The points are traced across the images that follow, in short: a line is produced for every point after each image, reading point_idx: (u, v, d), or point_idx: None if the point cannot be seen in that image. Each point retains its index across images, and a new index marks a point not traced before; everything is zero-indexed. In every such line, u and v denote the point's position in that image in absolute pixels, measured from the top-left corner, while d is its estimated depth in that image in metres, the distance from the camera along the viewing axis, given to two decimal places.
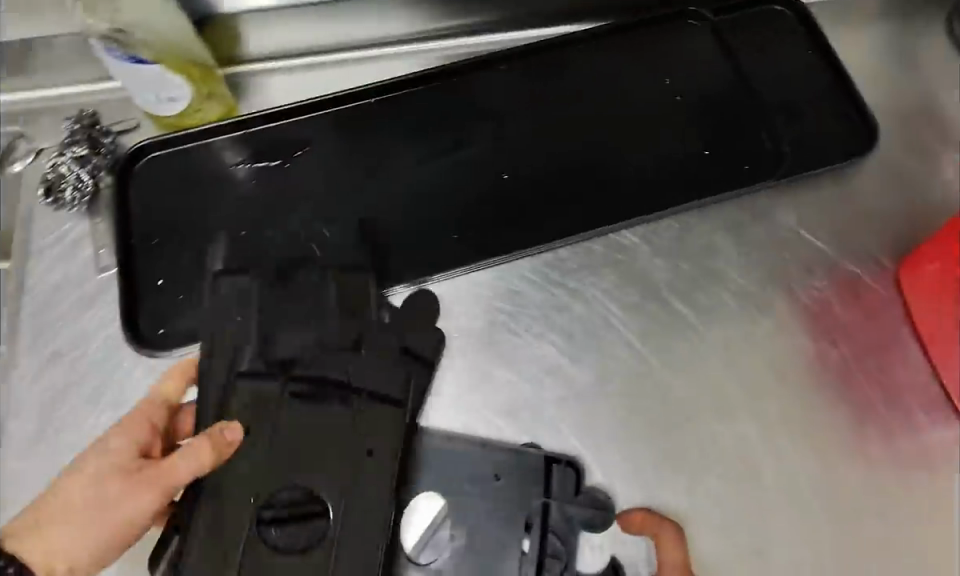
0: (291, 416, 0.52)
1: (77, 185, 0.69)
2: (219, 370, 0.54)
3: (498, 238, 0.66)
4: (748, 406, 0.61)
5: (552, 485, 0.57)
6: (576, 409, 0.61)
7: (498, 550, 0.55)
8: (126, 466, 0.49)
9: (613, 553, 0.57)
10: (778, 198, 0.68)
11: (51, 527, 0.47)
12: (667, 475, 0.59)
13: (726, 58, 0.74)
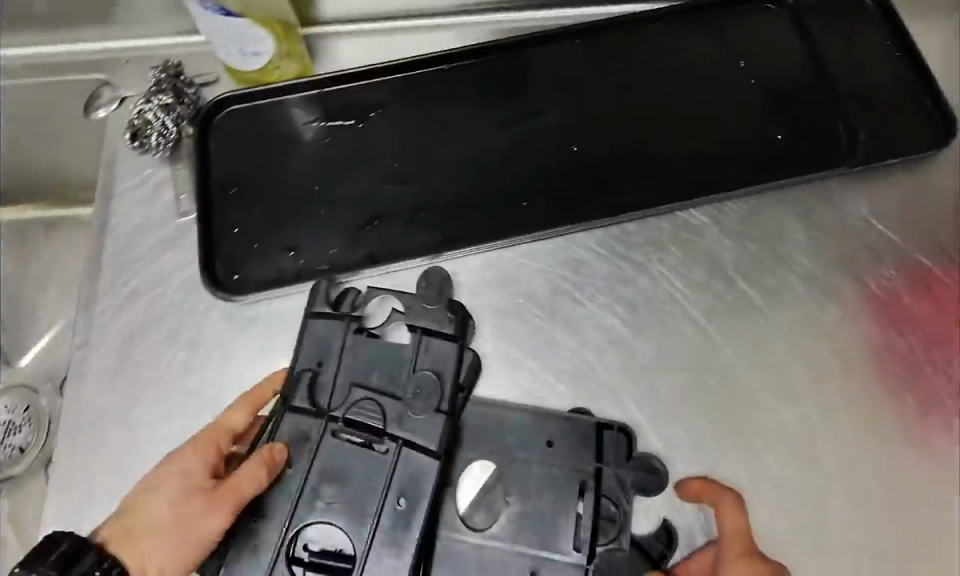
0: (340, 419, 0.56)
1: (162, 131, 0.71)
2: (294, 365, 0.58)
3: (567, 208, 0.67)
4: (807, 391, 0.61)
5: (605, 450, 0.58)
6: (637, 382, 0.61)
7: (553, 510, 0.56)
8: (201, 484, 0.52)
9: (666, 517, 0.57)
10: (851, 186, 0.67)
11: (141, 539, 0.50)
12: (725, 452, 0.59)
13: (802, 43, 0.73)
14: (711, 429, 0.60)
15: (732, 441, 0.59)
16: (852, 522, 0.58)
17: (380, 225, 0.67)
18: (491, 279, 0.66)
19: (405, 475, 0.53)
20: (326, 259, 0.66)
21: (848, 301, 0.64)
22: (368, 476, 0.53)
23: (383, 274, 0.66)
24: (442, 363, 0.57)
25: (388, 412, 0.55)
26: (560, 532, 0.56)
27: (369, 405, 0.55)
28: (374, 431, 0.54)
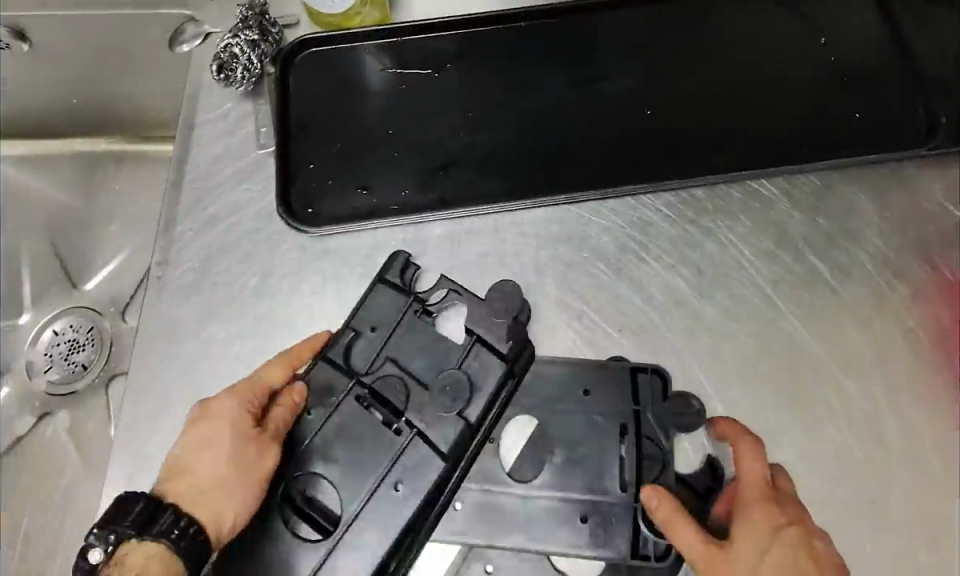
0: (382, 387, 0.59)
1: (247, 67, 0.71)
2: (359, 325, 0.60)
3: (639, 171, 0.67)
4: (869, 366, 0.62)
5: (641, 395, 0.60)
6: (695, 343, 0.63)
7: (598, 454, 0.58)
8: (250, 432, 0.53)
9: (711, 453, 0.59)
10: (930, 170, 0.66)
11: (208, 495, 0.50)
12: (778, 419, 0.60)
13: (885, 23, 0.70)
14: (765, 395, 0.61)
15: (785, 409, 0.60)
16: (898, 499, 0.58)
17: (451, 172, 0.68)
18: (557, 232, 0.67)
19: (409, 464, 0.55)
20: (398, 201, 0.68)
21: (915, 284, 0.64)
22: (379, 451, 0.55)
23: (455, 219, 0.68)
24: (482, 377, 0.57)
25: (413, 398, 0.57)
26: (607, 471, 0.58)
27: (397, 384, 0.57)
28: (393, 411, 0.57)
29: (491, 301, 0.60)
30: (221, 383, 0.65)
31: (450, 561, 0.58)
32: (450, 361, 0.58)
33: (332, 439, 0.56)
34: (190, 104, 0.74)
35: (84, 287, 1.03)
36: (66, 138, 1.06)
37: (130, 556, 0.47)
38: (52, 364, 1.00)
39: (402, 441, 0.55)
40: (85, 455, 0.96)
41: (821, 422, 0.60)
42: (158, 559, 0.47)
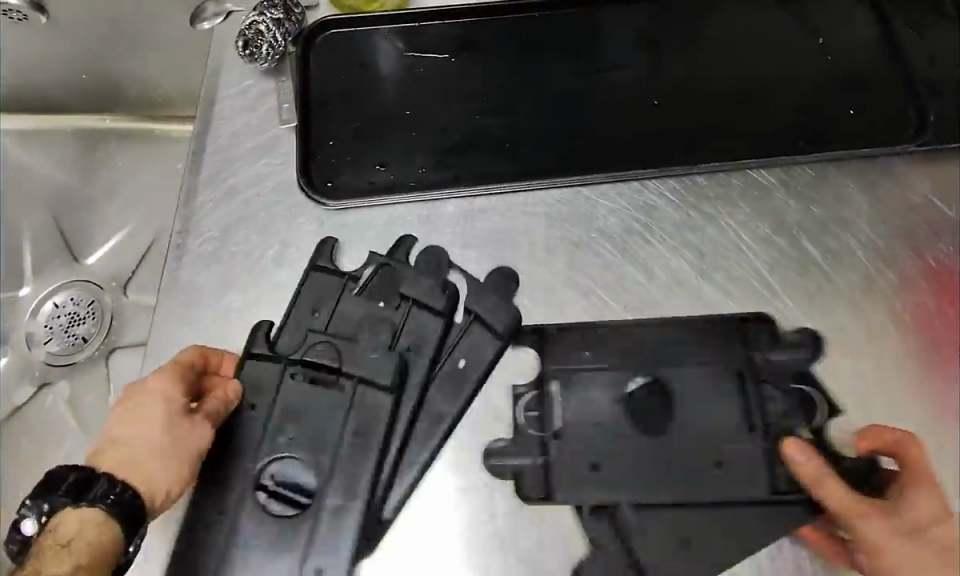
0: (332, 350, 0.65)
1: (272, 43, 0.73)
2: (297, 310, 0.66)
3: (646, 158, 0.71)
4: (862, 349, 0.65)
5: (753, 340, 0.65)
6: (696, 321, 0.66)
7: (719, 399, 0.63)
8: (180, 407, 0.57)
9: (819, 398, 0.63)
10: (918, 165, 0.70)
11: (143, 462, 0.54)
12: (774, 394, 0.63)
13: (879, 27, 0.75)
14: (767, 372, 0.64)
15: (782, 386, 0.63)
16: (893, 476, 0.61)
17: (465, 152, 0.71)
18: (566, 213, 0.70)
19: (359, 410, 0.62)
20: (414, 177, 0.70)
21: (903, 273, 0.68)
22: (328, 412, 0.62)
23: (469, 198, 0.70)
24: (424, 336, 0.65)
25: (346, 354, 0.64)
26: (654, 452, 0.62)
27: (325, 347, 0.64)
28: (330, 371, 0.63)
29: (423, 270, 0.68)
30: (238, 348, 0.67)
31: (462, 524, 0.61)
32: (374, 320, 0.65)
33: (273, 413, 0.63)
34: (211, 80, 0.76)
35: (84, 261, 1.04)
36: (70, 114, 1.07)
37: (65, 523, 0.50)
38: (52, 336, 1.01)
39: (347, 388, 0.63)
40: (84, 425, 0.95)
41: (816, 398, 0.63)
42: (94, 523, 0.50)
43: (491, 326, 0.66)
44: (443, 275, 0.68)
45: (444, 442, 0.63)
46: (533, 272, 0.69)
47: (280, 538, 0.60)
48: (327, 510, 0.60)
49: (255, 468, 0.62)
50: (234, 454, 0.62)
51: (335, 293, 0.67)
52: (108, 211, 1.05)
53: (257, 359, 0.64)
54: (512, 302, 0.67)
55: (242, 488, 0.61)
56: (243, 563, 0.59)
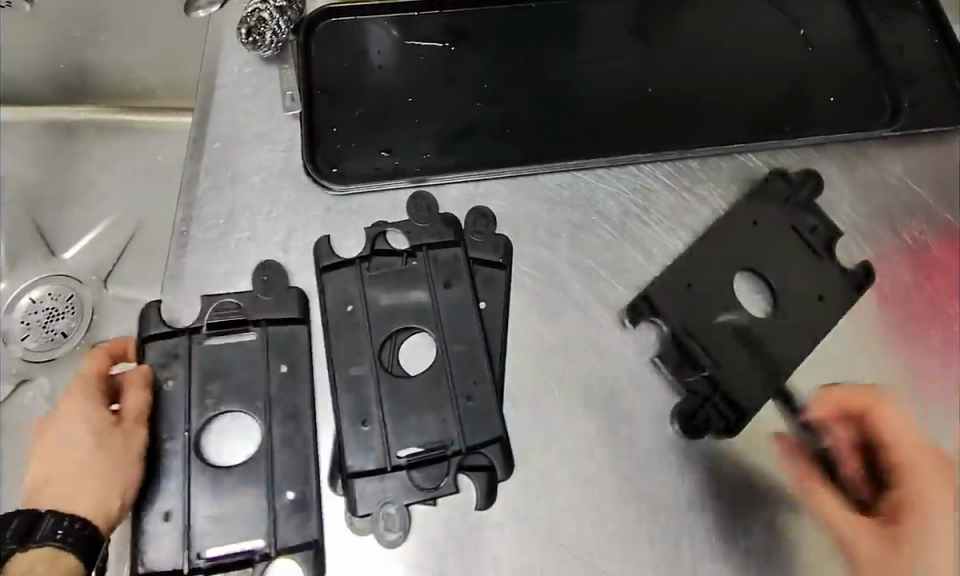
0: (358, 289, 0.66)
1: (275, 32, 0.74)
2: (331, 276, 0.66)
3: (644, 144, 0.73)
4: (860, 326, 0.69)
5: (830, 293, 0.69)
6: (697, 298, 0.68)
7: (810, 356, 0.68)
8: (104, 424, 0.59)
9: (859, 347, 0.69)
10: (891, 150, 0.75)
11: (87, 485, 0.56)
12: (778, 358, 0.67)
13: (854, 22, 0.79)
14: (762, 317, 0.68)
15: (796, 363, 0.67)
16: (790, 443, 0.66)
17: (470, 137, 0.73)
18: (567, 197, 0.72)
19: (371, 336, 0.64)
20: (420, 162, 0.71)
21: (881, 249, 0.72)
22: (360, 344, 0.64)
23: (473, 182, 0.72)
24: (454, 271, 0.67)
25: (251, 302, 0.66)
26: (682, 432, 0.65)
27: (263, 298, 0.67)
28: (235, 322, 0.65)
29: (432, 219, 0.69)
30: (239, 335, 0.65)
31: (475, 489, 0.62)
32: (418, 275, 0.66)
33: (198, 374, 0.64)
34: (210, 67, 0.76)
35: (62, 255, 0.94)
36: (45, 105, 0.99)
37: (19, 564, 0.52)
38: (29, 333, 0.91)
39: (257, 334, 0.65)
40: None
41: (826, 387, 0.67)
42: (47, 557, 0.52)
43: (491, 261, 0.69)
44: (440, 213, 0.70)
45: (500, 373, 0.65)
46: (538, 253, 0.70)
47: (236, 483, 0.61)
48: (281, 444, 0.62)
49: (191, 433, 0.62)
50: (169, 429, 0.62)
51: (359, 267, 0.67)
52: (83, 201, 0.96)
53: (171, 335, 0.65)
54: (496, 234, 0.70)
55: (188, 458, 0.62)
56: (214, 528, 0.60)
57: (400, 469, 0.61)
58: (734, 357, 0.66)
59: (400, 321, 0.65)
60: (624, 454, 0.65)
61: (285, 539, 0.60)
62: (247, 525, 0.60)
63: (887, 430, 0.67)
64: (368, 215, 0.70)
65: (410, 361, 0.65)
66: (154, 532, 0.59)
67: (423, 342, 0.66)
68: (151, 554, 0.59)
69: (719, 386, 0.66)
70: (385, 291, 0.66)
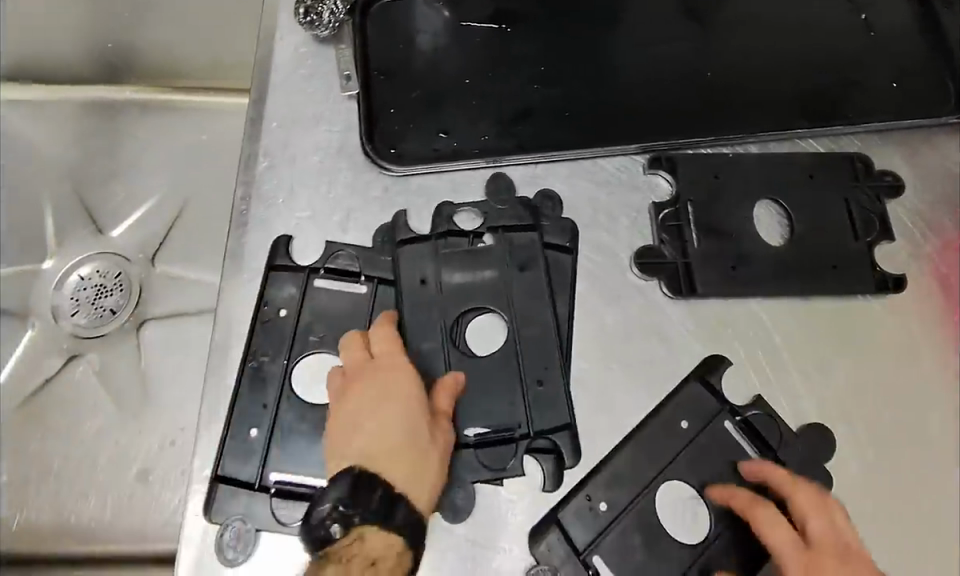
0: (436, 265, 0.66)
1: (333, 10, 0.74)
2: (411, 247, 0.66)
3: (703, 128, 0.72)
4: (929, 321, 0.69)
5: (889, 283, 0.69)
6: (714, 198, 0.70)
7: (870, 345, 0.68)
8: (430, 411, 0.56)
9: (920, 335, 0.68)
10: (954, 136, 0.74)
11: (428, 472, 0.52)
12: (835, 343, 0.67)
13: (916, 7, 0.78)
14: (829, 319, 0.68)
15: (856, 350, 0.67)
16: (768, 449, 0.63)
17: (528, 120, 0.72)
18: (626, 181, 0.71)
19: (444, 314, 0.64)
20: (479, 144, 0.71)
21: (945, 237, 0.71)
22: (433, 322, 0.64)
23: (533, 164, 0.71)
24: (531, 255, 0.66)
25: (364, 259, 0.67)
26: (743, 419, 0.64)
27: (354, 260, 0.67)
28: (349, 274, 0.66)
29: (506, 202, 0.69)
30: (300, 305, 0.65)
31: (542, 470, 0.62)
32: (492, 254, 0.66)
33: (261, 341, 0.64)
34: (266, 46, 0.75)
35: (110, 233, 0.91)
36: (86, 83, 0.94)
37: (369, 540, 0.47)
38: (78, 308, 0.89)
39: (367, 289, 0.65)
40: (118, 399, 0.85)
41: (887, 377, 0.67)
42: (395, 551, 0.48)
43: (559, 245, 0.68)
44: (517, 196, 0.69)
45: (567, 355, 0.65)
46: (596, 236, 0.69)
47: (310, 435, 0.61)
48: None
49: (288, 367, 0.63)
50: (267, 352, 0.63)
51: (433, 242, 0.66)
52: (130, 180, 0.93)
53: (260, 296, 0.65)
54: (562, 218, 0.69)
55: (280, 386, 0.62)
56: (289, 461, 0.60)
57: (468, 446, 0.61)
58: (714, 246, 0.68)
59: (471, 301, 0.65)
60: (693, 450, 0.63)
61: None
62: (313, 465, 0.60)
63: (950, 420, 0.66)
64: (426, 197, 0.70)
65: (484, 343, 0.65)
66: (236, 455, 0.60)
67: (493, 322, 0.66)
68: (236, 467, 0.60)
69: (683, 256, 0.68)
70: (459, 271, 0.66)
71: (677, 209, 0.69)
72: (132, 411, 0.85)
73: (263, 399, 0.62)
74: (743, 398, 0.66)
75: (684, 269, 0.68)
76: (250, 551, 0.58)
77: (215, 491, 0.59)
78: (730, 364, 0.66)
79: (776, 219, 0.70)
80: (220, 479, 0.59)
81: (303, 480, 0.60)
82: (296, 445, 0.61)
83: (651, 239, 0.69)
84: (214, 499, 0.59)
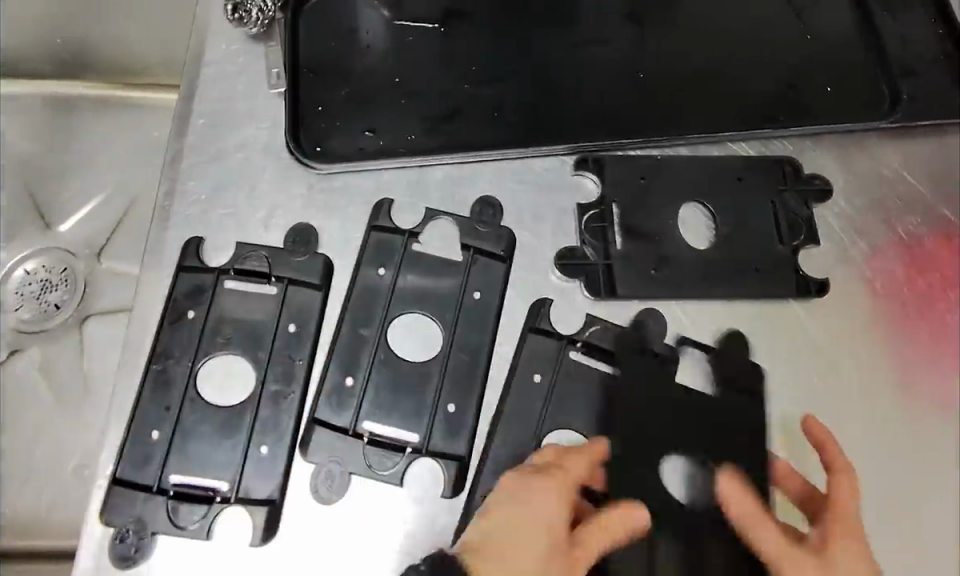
0: (428, 299, 0.65)
1: (261, 7, 0.73)
2: (412, 273, 0.66)
3: (633, 129, 0.71)
4: (857, 326, 0.68)
5: (812, 287, 0.68)
6: (640, 200, 0.69)
7: (796, 351, 0.66)
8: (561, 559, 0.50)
9: (849, 341, 0.67)
10: (887, 141, 0.73)
11: None
12: (759, 349, 0.66)
13: (855, 10, 0.77)
14: (756, 328, 0.67)
15: (780, 357, 0.66)
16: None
17: (456, 120, 0.71)
18: (554, 181, 0.70)
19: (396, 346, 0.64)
20: (405, 143, 0.70)
21: (875, 242, 0.70)
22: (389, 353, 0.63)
23: (459, 163, 0.70)
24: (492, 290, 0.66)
25: (273, 260, 0.66)
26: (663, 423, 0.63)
27: (261, 263, 0.66)
28: (257, 275, 0.65)
29: (482, 223, 0.68)
30: (213, 305, 0.64)
31: (444, 476, 0.60)
32: (464, 299, 0.65)
33: (172, 343, 0.63)
34: (198, 43, 0.75)
35: (57, 228, 0.89)
36: (32, 79, 0.91)
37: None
38: (22, 304, 0.87)
39: (277, 290, 0.65)
40: (60, 396, 0.84)
41: (812, 383, 0.66)
42: None
43: (492, 252, 0.67)
44: (498, 227, 0.68)
45: (484, 360, 0.63)
46: (521, 237, 0.69)
47: (214, 437, 0.60)
48: (259, 428, 0.61)
49: (192, 370, 0.63)
50: (173, 353, 0.63)
51: (414, 280, 0.65)
52: (81, 175, 0.90)
53: (168, 297, 0.65)
54: (501, 225, 0.68)
55: (184, 388, 0.62)
56: (187, 462, 0.60)
57: (361, 438, 0.60)
58: (637, 249, 0.67)
59: (459, 339, 0.64)
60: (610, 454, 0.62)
61: (251, 489, 0.59)
62: (218, 466, 0.60)
63: (876, 427, 0.65)
64: (353, 197, 0.69)
65: (412, 352, 0.64)
66: (134, 458, 0.60)
67: (422, 325, 0.65)
68: (135, 470, 0.59)
69: (604, 258, 0.67)
70: (446, 310, 0.65)
71: (602, 211, 0.69)
72: (74, 408, 0.83)
73: (166, 403, 0.61)
74: (578, 319, 0.66)
75: (605, 274, 0.67)
76: (146, 553, 0.58)
77: (112, 494, 0.58)
78: (551, 302, 0.66)
79: (699, 221, 0.69)
80: (117, 482, 0.59)
81: (205, 481, 0.59)
82: (201, 446, 0.60)
83: (574, 239, 0.69)
84: (112, 503, 0.58)
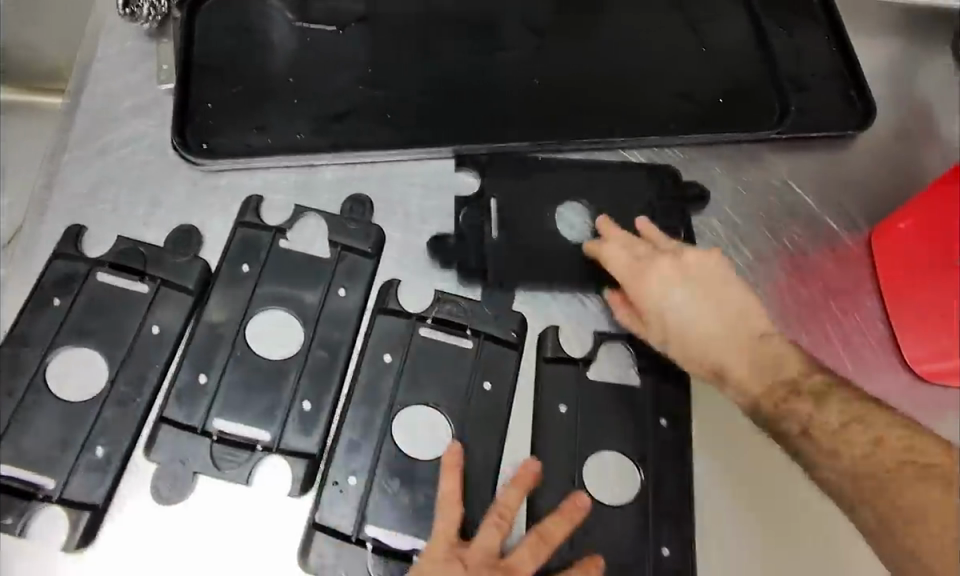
0: (274, 291, 0.64)
1: (153, 4, 0.72)
2: (286, 271, 0.65)
3: (525, 133, 0.71)
4: None
5: None
6: (524, 200, 0.69)
7: None
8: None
9: None
10: (775, 153, 0.75)
11: None
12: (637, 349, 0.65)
13: (752, 25, 0.78)
14: None
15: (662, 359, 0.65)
16: (533, 412, 0.62)
17: (348, 120, 0.70)
18: (444, 184, 0.70)
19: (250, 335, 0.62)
20: (293, 142, 0.69)
21: (759, 252, 0.71)
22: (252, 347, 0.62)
23: (349, 164, 0.69)
24: (355, 284, 0.65)
25: (150, 256, 0.64)
26: (534, 427, 0.62)
27: (131, 258, 0.64)
28: (126, 271, 0.64)
29: (350, 221, 0.67)
30: (78, 298, 0.62)
31: (296, 477, 0.58)
32: (328, 296, 0.64)
33: (31, 335, 0.61)
34: (91, 40, 0.74)
35: None
36: None
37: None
38: None
39: (148, 289, 0.63)
40: None
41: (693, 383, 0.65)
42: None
43: (360, 251, 0.66)
44: (369, 227, 0.67)
45: (348, 357, 0.62)
46: (406, 238, 0.68)
47: (50, 431, 0.58)
48: (103, 425, 0.59)
49: (41, 364, 0.60)
50: (29, 341, 0.61)
51: (273, 279, 0.64)
52: None
53: (35, 284, 0.63)
54: (371, 223, 0.68)
55: (32, 376, 0.60)
56: (18, 453, 0.57)
57: (209, 437, 0.59)
58: (508, 246, 0.67)
59: (332, 335, 0.63)
60: (487, 456, 0.60)
61: (74, 492, 0.57)
62: (48, 462, 0.57)
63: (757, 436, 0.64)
64: (238, 194, 0.68)
65: (269, 348, 0.62)
66: None
67: (283, 322, 0.63)
68: None
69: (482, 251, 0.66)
70: (297, 302, 0.64)
71: (479, 206, 0.68)
72: None
73: (10, 390, 0.59)
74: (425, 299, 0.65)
75: (471, 267, 0.66)
76: None
77: None
78: (399, 281, 0.66)
79: (575, 224, 0.69)
80: None
81: (34, 476, 0.57)
82: (33, 439, 0.58)
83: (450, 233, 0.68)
84: None
